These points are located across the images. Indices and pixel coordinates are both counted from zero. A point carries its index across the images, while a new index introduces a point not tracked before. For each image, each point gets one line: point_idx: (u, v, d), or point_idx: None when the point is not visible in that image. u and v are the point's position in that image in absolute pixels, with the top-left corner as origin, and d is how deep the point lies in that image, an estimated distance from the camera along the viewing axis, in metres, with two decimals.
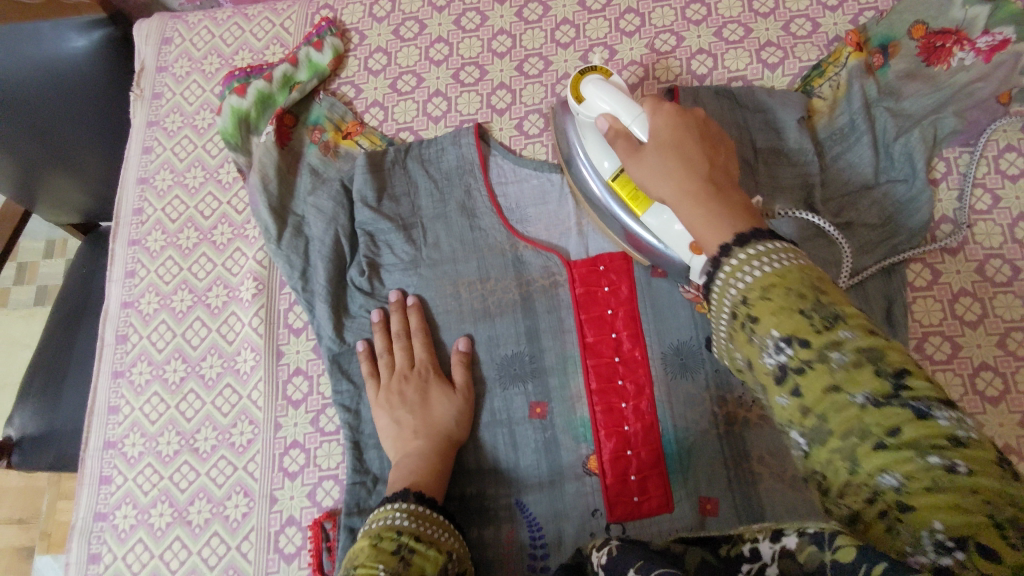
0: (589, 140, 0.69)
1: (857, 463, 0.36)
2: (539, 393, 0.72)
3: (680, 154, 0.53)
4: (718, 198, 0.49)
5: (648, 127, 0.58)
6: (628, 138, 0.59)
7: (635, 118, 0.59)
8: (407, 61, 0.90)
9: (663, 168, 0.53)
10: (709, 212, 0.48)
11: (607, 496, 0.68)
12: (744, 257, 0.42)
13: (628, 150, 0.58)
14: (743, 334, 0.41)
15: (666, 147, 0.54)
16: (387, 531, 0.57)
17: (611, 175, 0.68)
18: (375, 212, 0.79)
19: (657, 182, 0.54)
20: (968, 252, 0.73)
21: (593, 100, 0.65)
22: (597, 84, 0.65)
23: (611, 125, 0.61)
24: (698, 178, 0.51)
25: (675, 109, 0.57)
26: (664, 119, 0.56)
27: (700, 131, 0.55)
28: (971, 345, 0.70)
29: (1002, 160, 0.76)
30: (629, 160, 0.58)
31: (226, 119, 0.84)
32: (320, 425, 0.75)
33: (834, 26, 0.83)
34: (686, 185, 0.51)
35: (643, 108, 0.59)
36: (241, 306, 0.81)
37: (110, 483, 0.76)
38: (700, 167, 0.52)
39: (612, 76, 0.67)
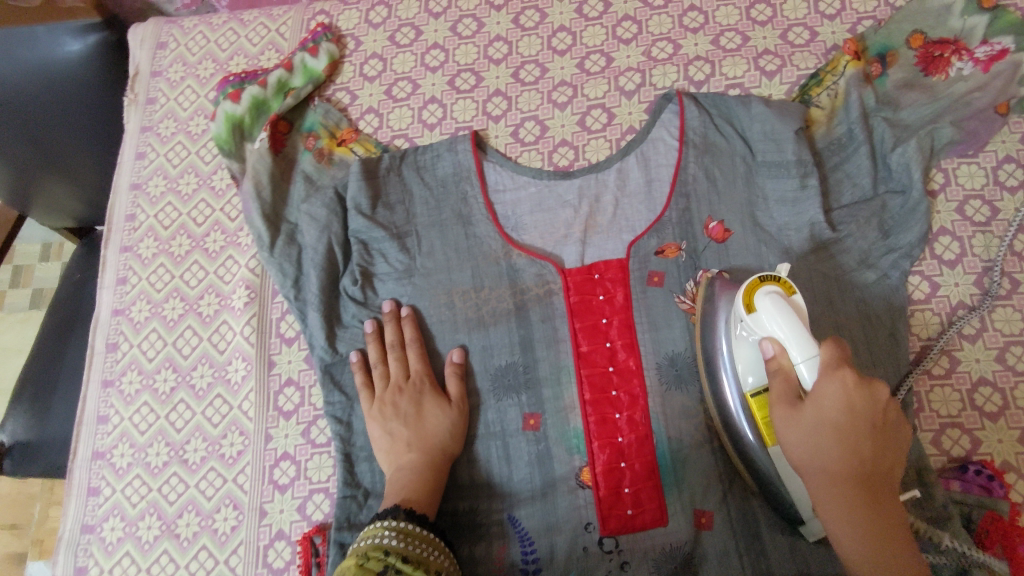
0: (739, 347, 0.62)
1: (879, 570, 0.51)
2: (532, 404, 0.71)
3: (841, 437, 0.52)
4: (869, 510, 0.52)
5: (815, 378, 0.53)
6: (789, 381, 0.55)
7: (809, 361, 0.54)
8: (402, 68, 0.89)
9: (812, 434, 0.52)
10: (870, 526, 0.51)
11: (600, 509, 0.67)
12: (866, 523, 0.50)
13: (785, 398, 0.55)
14: (870, 566, 0.51)
15: (827, 425, 0.52)
16: (375, 551, 0.56)
17: (750, 390, 0.62)
18: (369, 220, 0.78)
19: (795, 435, 0.53)
20: (967, 265, 0.72)
21: (766, 318, 0.57)
22: (776, 306, 0.57)
23: (774, 355, 0.56)
24: (852, 457, 0.52)
25: (856, 382, 0.52)
26: (839, 399, 0.52)
27: (857, 422, 0.52)
28: (969, 359, 0.69)
29: (1002, 172, 0.75)
30: (780, 409, 0.55)
31: (220, 125, 0.83)
32: (311, 437, 0.74)
33: (833, 34, 0.83)
34: (837, 472, 0.52)
35: (819, 352, 0.54)
36: (233, 315, 0.80)
37: (98, 495, 0.75)
38: (856, 461, 0.52)
39: (792, 295, 0.60)
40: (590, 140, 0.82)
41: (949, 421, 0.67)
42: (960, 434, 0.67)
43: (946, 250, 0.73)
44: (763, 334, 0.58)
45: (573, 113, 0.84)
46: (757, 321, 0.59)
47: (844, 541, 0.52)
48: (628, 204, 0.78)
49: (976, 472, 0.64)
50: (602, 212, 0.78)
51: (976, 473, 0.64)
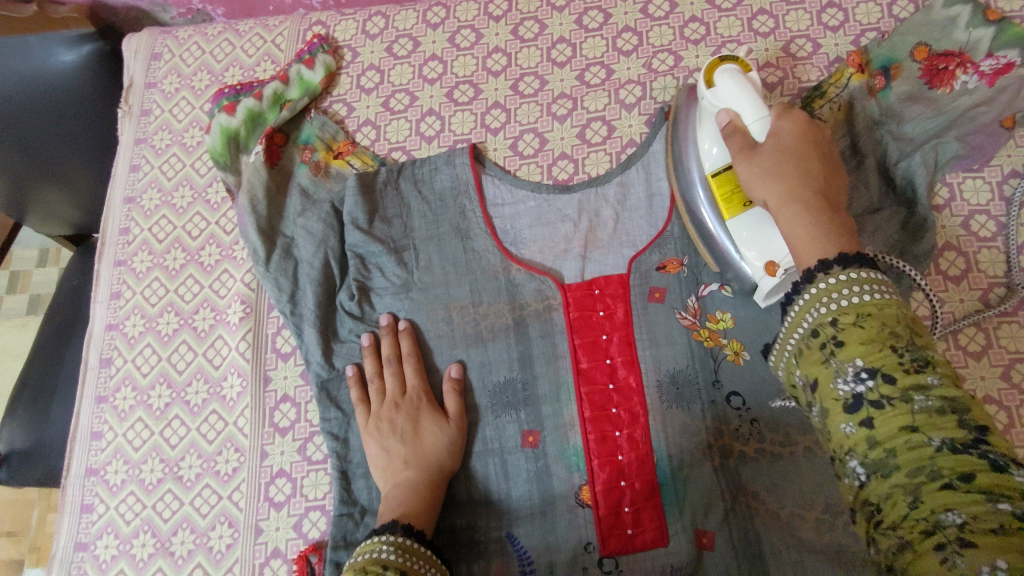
0: (704, 133, 0.68)
1: (835, 354, 0.46)
2: (531, 421, 0.71)
3: (798, 160, 0.57)
4: (826, 209, 0.54)
5: (773, 125, 0.61)
6: (745, 137, 0.61)
7: (761, 117, 0.61)
8: (400, 80, 0.88)
9: (775, 173, 0.57)
10: (815, 217, 0.53)
11: (601, 529, 0.67)
12: (839, 289, 0.47)
13: (743, 146, 0.61)
14: (818, 355, 0.47)
15: (784, 151, 0.58)
16: (373, 565, 0.55)
17: (712, 171, 0.67)
18: (366, 234, 0.77)
19: (761, 181, 0.58)
20: (972, 281, 0.71)
21: (724, 91, 0.65)
22: (730, 74, 0.65)
23: (730, 119, 0.63)
24: (807, 189, 0.55)
25: (808, 121, 0.60)
26: (790, 126, 0.60)
27: (813, 136, 0.59)
28: (975, 377, 0.68)
29: (1008, 187, 0.74)
30: (741, 158, 0.60)
31: (214, 137, 0.82)
32: (307, 454, 0.73)
33: (836, 46, 0.82)
34: (788, 190, 0.56)
35: (768, 111, 0.62)
36: (228, 329, 0.79)
37: (92, 512, 0.74)
38: (812, 177, 0.56)
39: (748, 71, 0.67)
40: (590, 153, 0.82)
41: None
42: None
43: (951, 266, 0.72)
44: (719, 106, 0.65)
45: (572, 126, 0.83)
46: (704, 120, 0.68)
47: (813, 316, 0.48)
48: (629, 219, 0.77)
49: None
50: (602, 226, 0.77)
51: None
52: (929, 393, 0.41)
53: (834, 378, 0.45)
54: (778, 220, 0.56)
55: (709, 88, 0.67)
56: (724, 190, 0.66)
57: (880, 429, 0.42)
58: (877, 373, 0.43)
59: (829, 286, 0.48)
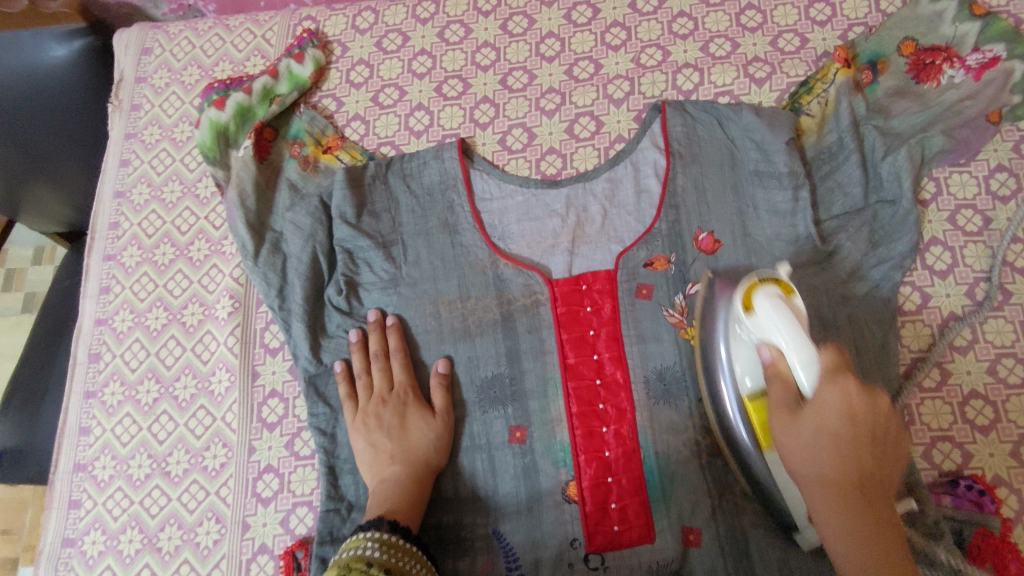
0: (737, 354, 0.61)
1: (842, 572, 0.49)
2: (518, 417, 0.71)
3: (843, 439, 0.49)
4: (868, 517, 0.48)
5: (815, 383, 0.52)
6: (787, 384, 0.53)
7: (805, 361, 0.52)
8: (389, 74, 0.88)
9: (812, 448, 0.50)
10: (885, 552, 0.48)
11: (587, 525, 0.67)
12: None
13: (784, 403, 0.53)
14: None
15: (827, 430, 0.50)
16: (358, 562, 0.55)
17: (747, 393, 0.60)
18: (354, 229, 0.77)
19: (795, 451, 0.51)
20: (958, 275, 0.71)
21: (765, 319, 0.56)
22: (774, 305, 0.56)
23: (770, 356, 0.55)
24: (846, 476, 0.49)
25: (856, 388, 0.50)
26: (840, 396, 0.50)
27: (869, 428, 0.50)
28: (960, 372, 0.68)
29: (994, 181, 0.74)
30: (779, 415, 0.53)
31: (203, 132, 0.82)
32: (294, 449, 0.73)
33: (824, 41, 0.82)
34: (831, 474, 0.49)
35: (816, 355, 0.52)
36: (217, 325, 0.79)
37: (79, 507, 0.74)
38: (852, 467, 0.49)
39: (791, 296, 0.58)
40: (579, 148, 0.82)
41: (939, 434, 0.67)
42: (951, 448, 0.66)
43: (938, 261, 0.72)
44: (760, 335, 0.57)
45: (561, 120, 0.83)
46: (737, 346, 0.61)
47: (832, 570, 0.50)
48: (617, 215, 0.77)
49: (967, 487, 0.63)
50: (591, 221, 0.77)
51: (967, 488, 0.63)
52: None
53: None
54: (811, 499, 0.51)
55: (748, 308, 0.59)
56: (761, 416, 0.59)
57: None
58: None
59: (852, 561, 0.49)
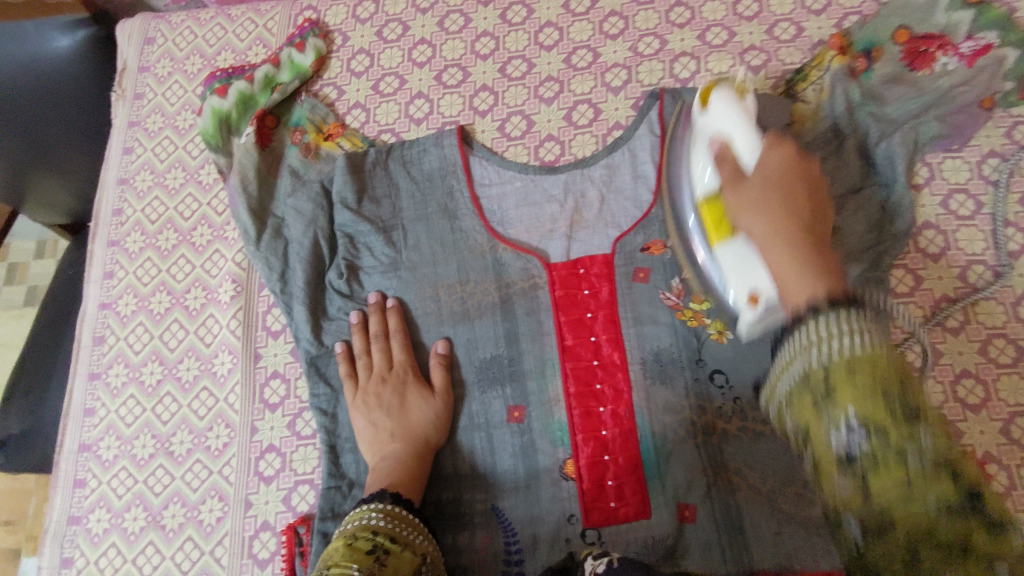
0: (696, 155, 0.68)
1: (826, 406, 0.39)
2: (517, 397, 0.72)
3: (779, 190, 0.54)
4: (813, 249, 0.49)
5: (761, 154, 0.59)
6: (735, 164, 0.60)
7: (749, 142, 0.61)
8: (390, 63, 0.89)
9: (760, 204, 0.53)
10: (794, 253, 0.49)
11: (584, 502, 0.68)
12: (831, 330, 0.41)
13: (731, 176, 0.59)
14: (808, 404, 0.41)
15: (772, 180, 0.55)
16: (363, 531, 0.56)
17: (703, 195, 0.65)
18: (355, 213, 0.78)
19: (750, 213, 0.54)
20: (950, 258, 0.72)
21: (719, 113, 0.65)
22: (726, 101, 0.65)
23: (722, 146, 0.63)
24: (796, 229, 0.51)
25: (795, 152, 0.57)
26: (778, 158, 0.57)
27: (794, 175, 0.55)
28: (952, 352, 0.69)
29: (986, 166, 0.75)
30: (730, 188, 0.58)
31: (207, 120, 0.84)
32: (296, 429, 0.74)
33: (819, 30, 0.83)
34: (777, 221, 0.51)
35: (761, 138, 0.61)
36: (219, 308, 0.80)
37: (84, 486, 0.75)
38: (799, 219, 0.52)
39: (745, 96, 0.66)
40: (577, 135, 0.83)
41: None
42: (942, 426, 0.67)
43: (930, 244, 0.73)
44: (715, 130, 0.65)
45: (559, 108, 0.84)
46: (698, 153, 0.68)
47: (804, 364, 0.42)
48: (614, 200, 0.78)
49: None
50: (588, 207, 0.78)
51: None
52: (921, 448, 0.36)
53: (829, 436, 0.39)
54: (765, 254, 0.51)
55: (705, 113, 0.68)
56: (714, 216, 0.63)
57: (880, 497, 0.36)
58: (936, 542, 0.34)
59: (821, 334, 0.41)
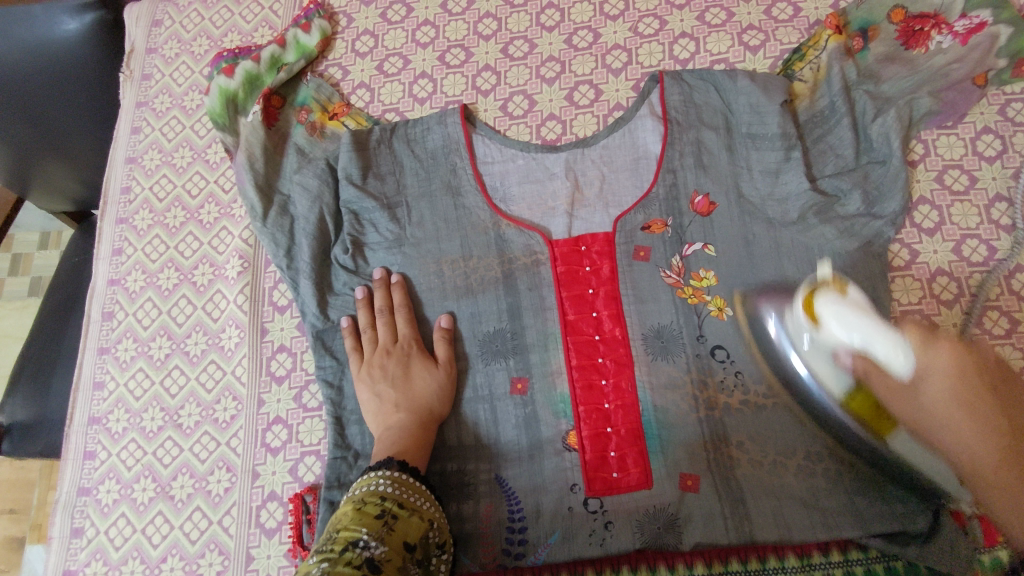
0: (813, 361, 0.62)
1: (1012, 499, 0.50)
2: (520, 369, 0.73)
3: (964, 381, 0.52)
4: (1017, 459, 0.50)
5: (911, 365, 0.53)
6: (889, 382, 0.56)
7: (892, 347, 0.54)
8: (394, 44, 0.91)
9: (952, 403, 0.52)
10: (980, 430, 0.51)
11: (586, 471, 0.69)
12: None
13: (891, 385, 0.56)
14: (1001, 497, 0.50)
15: (954, 399, 0.52)
16: (371, 496, 0.58)
17: (843, 394, 0.61)
18: (360, 190, 0.79)
19: (937, 429, 0.53)
20: (945, 232, 0.74)
21: (832, 335, 0.58)
22: (838, 316, 0.57)
23: (859, 360, 0.57)
24: (993, 444, 0.51)
25: (956, 351, 0.53)
26: (945, 362, 0.53)
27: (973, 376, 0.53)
28: (947, 324, 0.71)
29: (980, 143, 0.76)
30: (896, 399, 0.56)
31: (213, 99, 0.84)
32: (303, 401, 0.76)
33: (815, 10, 0.84)
34: (983, 445, 0.51)
35: (902, 335, 0.54)
36: (226, 284, 0.81)
37: (94, 458, 0.77)
38: (992, 432, 0.51)
39: (847, 288, 0.59)
40: (578, 115, 0.84)
41: None
42: None
43: (925, 219, 0.74)
44: (835, 347, 0.58)
45: (561, 88, 0.85)
46: (809, 360, 0.62)
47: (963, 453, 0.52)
48: (616, 177, 0.79)
49: None
50: (589, 185, 0.79)
51: None
52: None
53: None
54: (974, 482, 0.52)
55: (812, 323, 0.60)
56: (862, 405, 0.60)
57: None
58: None
59: None
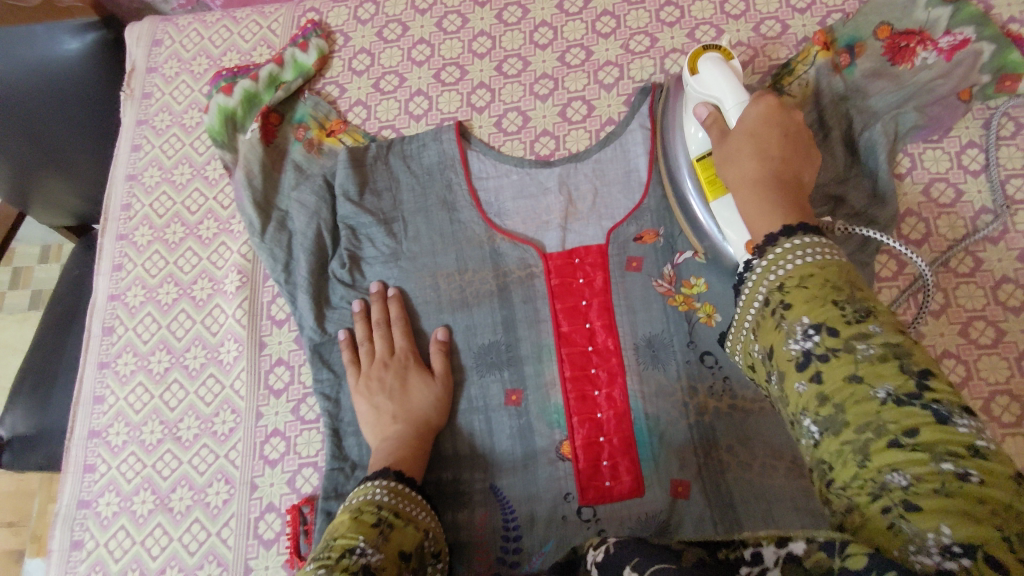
0: (688, 124, 0.72)
1: (784, 317, 0.44)
2: (514, 381, 0.74)
3: (758, 144, 0.58)
4: (783, 195, 0.54)
5: (743, 111, 0.63)
6: (722, 128, 0.65)
7: (736, 105, 0.65)
8: (390, 62, 0.93)
9: (738, 155, 0.59)
10: (763, 198, 0.54)
11: (579, 480, 0.70)
12: (787, 257, 0.46)
13: (720, 132, 0.65)
14: (772, 323, 0.45)
15: (757, 153, 0.58)
16: (367, 505, 0.58)
17: (697, 156, 0.71)
18: (357, 206, 0.81)
19: (733, 161, 0.59)
20: (932, 244, 0.75)
21: (706, 75, 0.68)
22: (717, 67, 0.67)
23: (709, 113, 0.67)
24: (765, 162, 0.57)
25: (774, 104, 0.61)
26: (751, 166, 0.57)
27: (787, 124, 0.60)
28: (934, 333, 0.72)
29: (965, 156, 0.78)
30: (716, 144, 0.64)
31: (212, 117, 0.86)
32: (300, 414, 0.77)
33: (803, 27, 0.86)
34: (759, 172, 0.56)
35: (748, 100, 0.65)
36: (225, 298, 0.83)
37: (94, 471, 0.77)
38: (769, 153, 0.57)
39: (731, 60, 0.70)
40: (571, 131, 0.85)
41: None
42: None
43: (912, 231, 0.76)
44: (704, 95, 0.68)
45: (554, 104, 0.87)
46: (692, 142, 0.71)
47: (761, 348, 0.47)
48: (608, 192, 0.80)
49: None
50: (581, 199, 0.81)
51: None
52: (879, 412, 0.38)
53: (800, 405, 0.42)
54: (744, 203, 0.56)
55: (693, 77, 0.70)
56: (706, 174, 0.69)
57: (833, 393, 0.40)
58: (888, 388, 0.38)
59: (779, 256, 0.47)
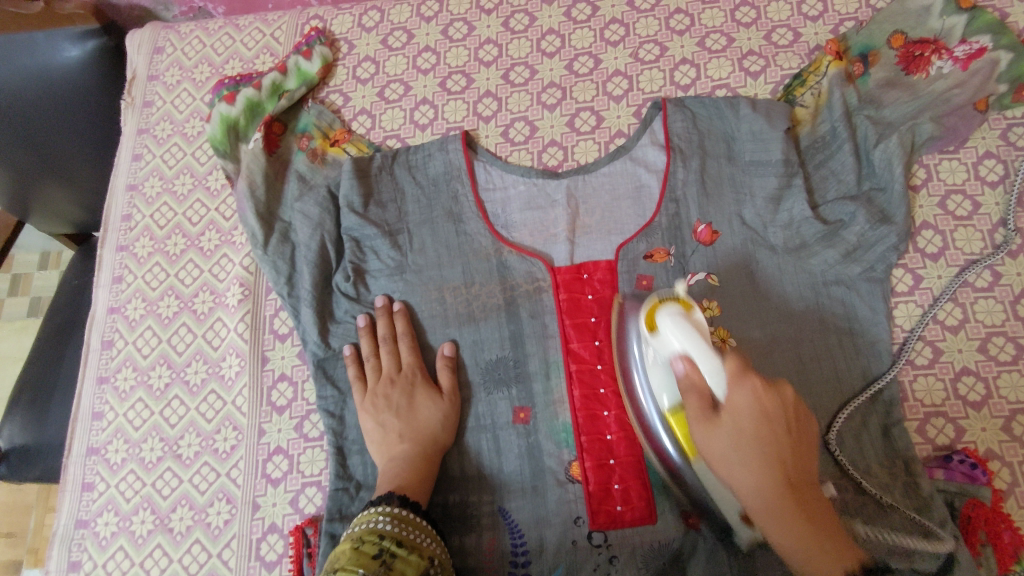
0: (653, 372, 0.62)
1: None
2: (523, 398, 0.72)
3: (754, 445, 0.52)
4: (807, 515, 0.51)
5: (727, 389, 0.55)
6: (703, 394, 0.56)
7: (713, 371, 0.56)
8: (395, 70, 0.91)
9: (742, 457, 0.52)
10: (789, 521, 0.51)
11: (589, 504, 0.68)
12: None
13: (703, 414, 0.55)
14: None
15: (744, 441, 0.53)
16: (370, 534, 0.56)
17: (668, 408, 0.61)
18: (362, 218, 0.79)
19: (728, 467, 0.53)
20: (949, 257, 0.73)
21: (666, 334, 0.59)
22: (674, 321, 0.59)
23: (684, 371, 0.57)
24: (776, 473, 0.52)
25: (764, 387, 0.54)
26: (749, 400, 0.54)
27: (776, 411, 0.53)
28: (952, 350, 0.70)
29: (982, 168, 0.76)
30: (699, 423, 0.55)
31: (214, 126, 0.84)
32: (304, 431, 0.75)
33: (816, 35, 0.85)
34: (767, 485, 0.51)
35: (722, 364, 0.56)
36: (227, 312, 0.81)
37: (92, 490, 0.76)
38: (780, 470, 0.52)
39: (691, 308, 0.61)
40: (579, 141, 0.84)
41: (932, 410, 0.68)
42: (944, 422, 0.68)
43: (929, 244, 0.74)
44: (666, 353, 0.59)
45: (562, 114, 0.86)
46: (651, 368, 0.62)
47: None
48: (618, 205, 0.79)
49: (959, 460, 0.65)
50: (590, 212, 0.79)
51: (960, 461, 0.65)
52: None
53: None
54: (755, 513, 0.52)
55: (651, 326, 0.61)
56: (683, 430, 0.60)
57: None
58: None
59: None
